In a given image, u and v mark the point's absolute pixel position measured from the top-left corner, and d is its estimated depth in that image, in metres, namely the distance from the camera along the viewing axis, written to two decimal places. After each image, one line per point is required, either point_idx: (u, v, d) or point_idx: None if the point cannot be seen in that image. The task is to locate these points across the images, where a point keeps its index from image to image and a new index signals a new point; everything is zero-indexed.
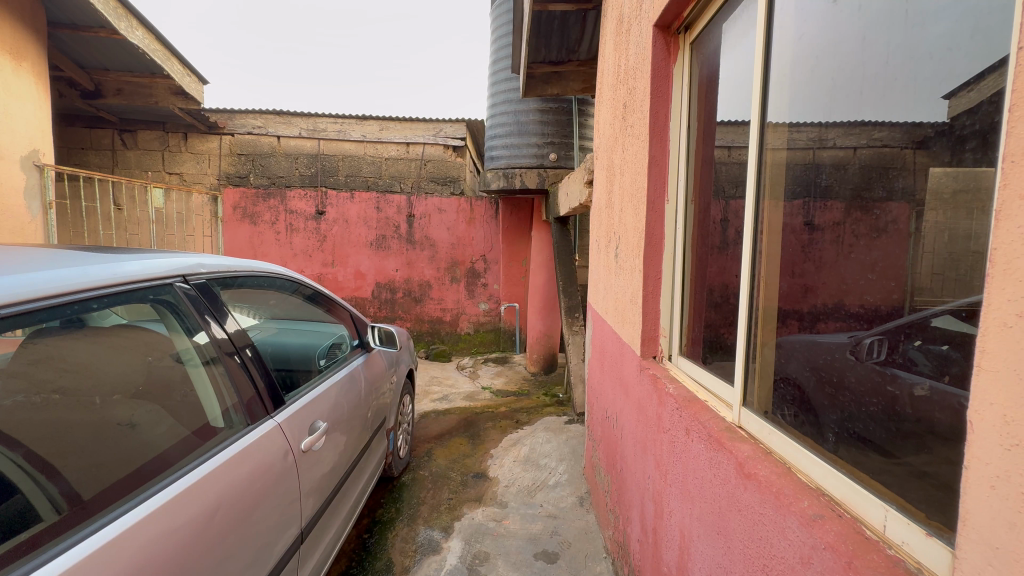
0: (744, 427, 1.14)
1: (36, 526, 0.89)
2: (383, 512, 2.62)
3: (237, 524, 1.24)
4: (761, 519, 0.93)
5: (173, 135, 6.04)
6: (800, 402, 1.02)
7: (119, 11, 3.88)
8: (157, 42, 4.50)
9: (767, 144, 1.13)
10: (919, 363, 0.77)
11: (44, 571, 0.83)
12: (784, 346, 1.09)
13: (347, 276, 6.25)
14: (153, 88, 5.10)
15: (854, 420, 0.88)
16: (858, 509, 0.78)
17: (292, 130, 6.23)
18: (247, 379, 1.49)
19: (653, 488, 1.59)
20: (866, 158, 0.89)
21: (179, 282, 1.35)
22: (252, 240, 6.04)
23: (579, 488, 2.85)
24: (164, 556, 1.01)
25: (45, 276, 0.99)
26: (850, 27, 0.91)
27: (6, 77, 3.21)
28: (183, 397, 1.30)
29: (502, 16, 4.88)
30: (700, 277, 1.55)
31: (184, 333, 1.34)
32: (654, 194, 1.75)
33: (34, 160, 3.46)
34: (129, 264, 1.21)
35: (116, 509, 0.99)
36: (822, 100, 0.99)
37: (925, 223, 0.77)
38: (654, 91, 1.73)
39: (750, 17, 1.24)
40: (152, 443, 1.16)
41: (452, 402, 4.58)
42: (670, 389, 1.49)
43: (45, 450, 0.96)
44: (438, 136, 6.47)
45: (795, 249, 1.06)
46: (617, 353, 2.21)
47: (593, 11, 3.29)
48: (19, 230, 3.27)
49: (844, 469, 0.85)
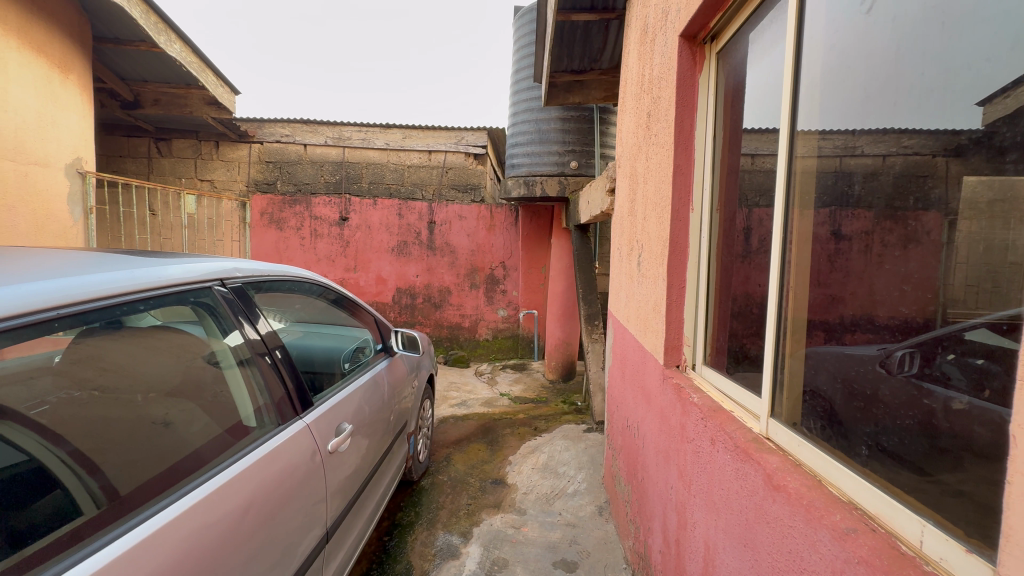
0: (772, 438, 1.13)
1: (77, 520, 0.92)
2: (402, 516, 2.64)
3: (265, 523, 1.27)
4: (790, 531, 0.92)
5: (204, 143, 6.24)
6: (828, 415, 1.00)
7: (160, 26, 4.04)
8: (193, 55, 4.69)
9: (796, 153, 1.12)
10: (954, 377, 0.76)
11: (78, 570, 0.85)
12: (812, 357, 1.07)
13: (369, 281, 6.37)
14: (189, 99, 5.28)
15: (887, 433, 0.86)
16: (892, 524, 0.77)
17: (318, 138, 6.44)
18: (278, 379, 1.54)
19: (676, 498, 1.58)
20: (897, 166, 0.88)
21: (217, 286, 1.41)
22: (277, 245, 6.19)
23: (598, 497, 2.84)
24: (196, 553, 1.04)
25: (97, 279, 1.06)
26: (882, 35, 0.90)
27: (53, 89, 3.39)
28: (215, 395, 1.33)
29: (524, 27, 4.96)
30: (725, 286, 1.54)
31: (220, 334, 1.39)
32: (678, 202, 1.74)
33: (76, 168, 3.61)
34: (170, 269, 1.27)
35: (148, 509, 1.02)
36: (851, 108, 0.98)
37: (959, 233, 0.76)
38: (678, 101, 1.73)
39: (777, 28, 1.25)
40: (186, 442, 1.19)
41: (469, 408, 4.60)
42: (693, 398, 1.48)
43: (86, 447, 1.00)
44: (459, 145, 6.50)
45: (822, 259, 1.06)
46: (639, 363, 2.20)
47: (615, 21, 3.32)
48: (61, 234, 3.42)
49: (877, 483, 0.83)
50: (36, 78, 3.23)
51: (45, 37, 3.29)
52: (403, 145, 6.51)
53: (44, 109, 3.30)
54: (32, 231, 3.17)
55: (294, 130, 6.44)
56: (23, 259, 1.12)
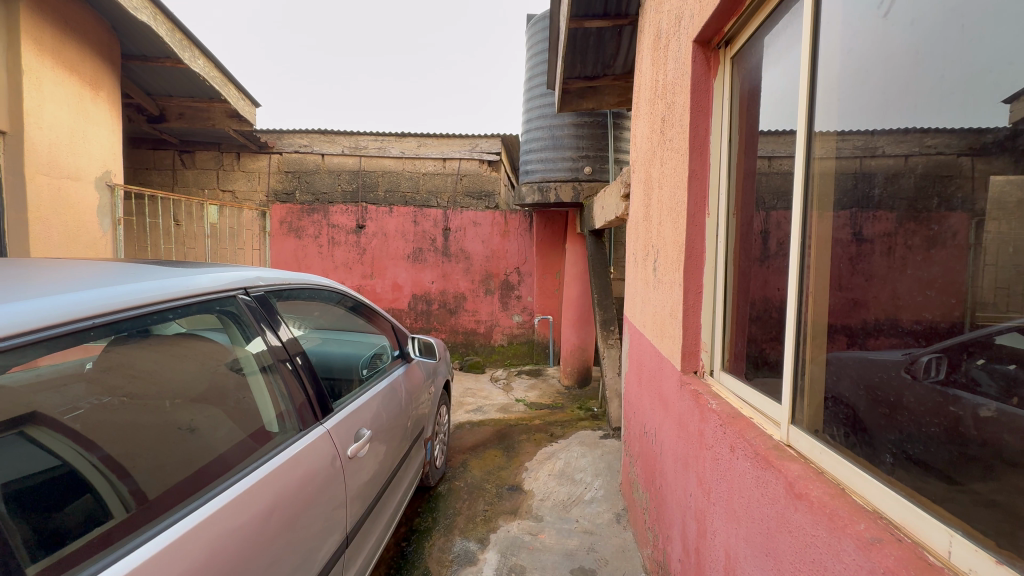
0: (794, 446, 1.11)
1: (107, 523, 0.95)
2: (420, 521, 2.66)
3: (288, 526, 1.30)
4: (813, 540, 0.91)
5: (226, 154, 6.40)
6: (852, 422, 0.97)
7: (185, 42, 4.15)
8: (216, 69, 4.81)
9: (813, 155, 1.12)
10: (984, 383, 0.75)
11: (111, 570, 0.88)
12: (833, 363, 1.05)
13: (386, 288, 6.44)
14: (211, 112, 5.44)
15: (913, 441, 0.84)
16: (919, 534, 0.76)
17: (335, 148, 6.51)
18: (299, 385, 1.57)
19: (695, 506, 1.56)
20: (918, 165, 0.86)
21: (241, 294, 1.46)
22: (296, 253, 6.33)
23: (615, 504, 2.81)
24: (223, 556, 1.07)
25: (128, 289, 1.10)
26: (899, 37, 0.89)
27: (85, 106, 3.53)
28: (238, 401, 1.36)
29: (537, 34, 4.99)
30: (742, 291, 1.52)
31: (244, 341, 1.44)
32: (694, 207, 1.73)
33: (106, 181, 3.74)
34: (198, 279, 1.32)
35: (176, 513, 1.05)
36: (868, 109, 0.97)
37: (987, 235, 0.75)
38: (693, 106, 1.73)
39: (792, 32, 1.25)
40: (210, 448, 1.22)
41: (485, 414, 4.62)
42: (712, 405, 1.46)
43: (116, 452, 1.03)
44: (473, 152, 6.54)
45: (843, 263, 1.04)
46: (656, 369, 2.18)
47: (628, 26, 3.32)
48: (92, 245, 3.55)
49: (904, 492, 0.81)
50: (68, 96, 3.36)
51: (77, 58, 3.43)
52: (418, 153, 6.58)
53: (76, 125, 3.43)
54: (64, 241, 3.29)
55: (312, 141, 6.52)
56: (57, 270, 1.17)
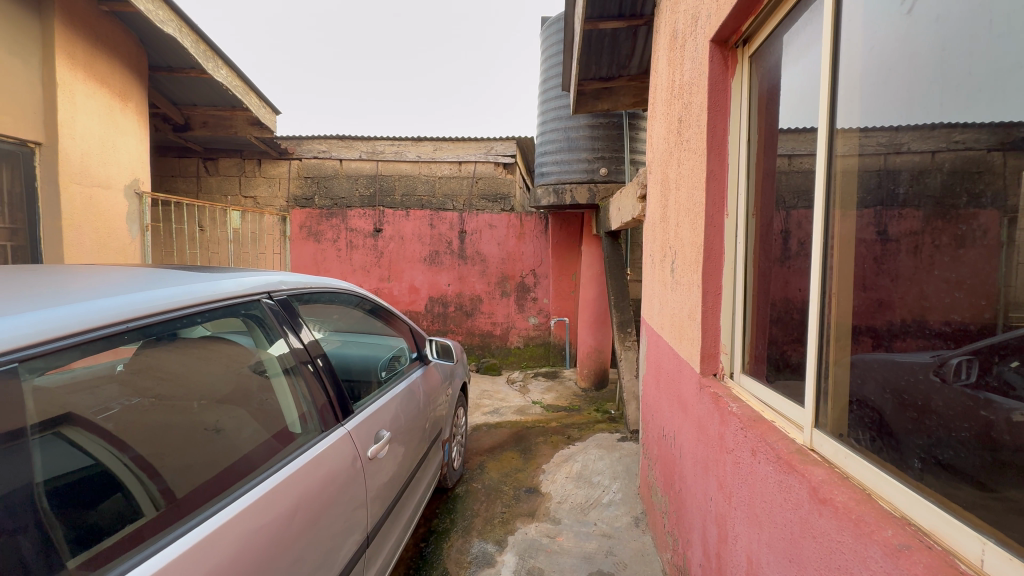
0: (817, 450, 1.09)
1: (139, 520, 0.98)
2: (438, 523, 2.67)
3: (311, 526, 1.32)
4: (838, 547, 0.90)
5: (248, 161, 6.55)
6: (878, 425, 0.95)
7: (208, 53, 4.24)
8: (238, 78, 4.92)
9: (836, 152, 1.10)
10: (1018, 387, 0.72)
11: (142, 567, 0.91)
12: (858, 365, 1.03)
13: (402, 290, 6.51)
14: (233, 120, 5.52)
15: (942, 446, 0.82)
16: (949, 540, 0.74)
17: (353, 153, 6.60)
18: (320, 387, 1.60)
19: (715, 510, 1.54)
20: (946, 161, 0.84)
21: (265, 298, 1.49)
22: (316, 257, 6.46)
23: (634, 508, 2.79)
24: (248, 554, 1.10)
25: (156, 294, 1.14)
26: (925, 33, 0.87)
27: (114, 117, 3.65)
28: (262, 402, 1.40)
29: (552, 36, 4.99)
30: (763, 293, 1.50)
31: (267, 344, 1.47)
32: (712, 208, 1.71)
33: (134, 189, 3.86)
34: (223, 283, 1.36)
35: (203, 512, 1.07)
36: (892, 105, 0.95)
37: (1020, 232, 0.72)
38: (711, 106, 1.71)
39: (812, 29, 1.23)
40: (236, 447, 1.26)
41: (502, 416, 4.63)
42: (732, 408, 1.44)
43: (147, 451, 1.07)
44: (489, 154, 6.57)
45: (867, 262, 1.02)
46: (674, 371, 2.16)
47: (644, 27, 3.30)
48: (121, 251, 3.66)
49: (932, 497, 0.80)
50: (99, 107, 3.49)
51: (108, 70, 3.55)
52: (434, 157, 6.57)
53: (106, 135, 3.55)
54: (95, 248, 3.41)
55: (331, 146, 6.62)
56: (88, 276, 1.22)
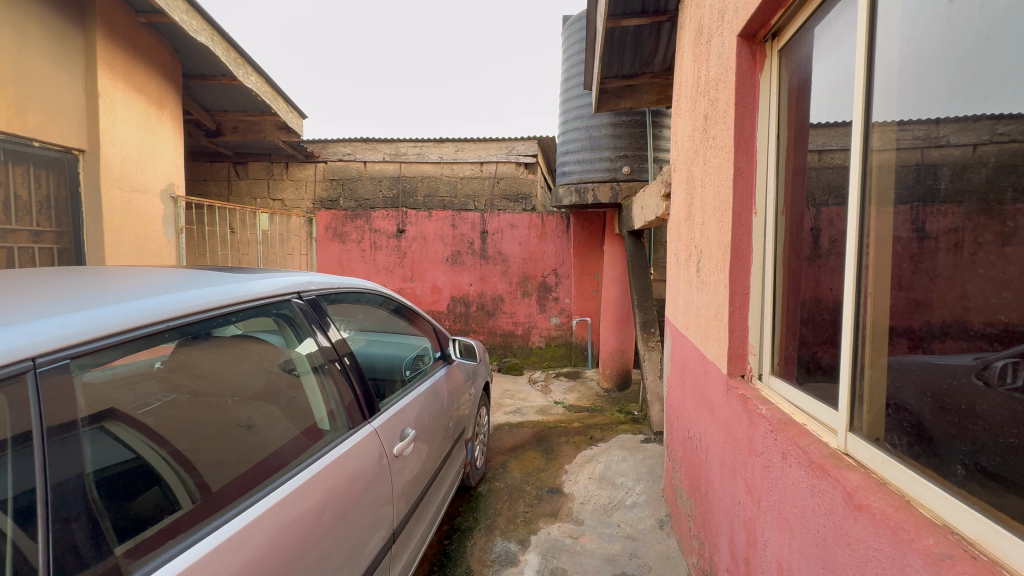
0: (852, 455, 1.05)
1: (176, 512, 1.02)
2: (461, 520, 2.69)
3: (338, 522, 1.35)
4: (875, 554, 0.87)
5: (276, 164, 6.72)
6: (918, 431, 0.91)
7: (238, 60, 4.35)
8: (267, 85, 5.05)
9: (870, 146, 1.03)
10: None
11: (172, 563, 0.93)
12: (895, 367, 0.98)
13: (425, 290, 6.58)
14: (262, 125, 5.69)
15: (986, 452, 0.81)
16: (996, 551, 0.70)
17: (377, 155, 6.71)
18: (348, 384, 1.64)
19: (743, 514, 1.51)
20: (990, 154, 0.83)
21: (295, 298, 1.53)
22: (341, 257, 6.59)
23: (658, 510, 2.75)
24: (278, 548, 1.12)
25: (190, 296, 1.17)
26: (968, 24, 0.84)
27: (151, 123, 3.80)
28: (291, 400, 1.44)
29: (574, 35, 4.96)
30: (793, 292, 1.47)
31: (297, 342, 1.51)
32: (740, 205, 1.67)
33: (170, 193, 4.01)
34: (253, 284, 1.39)
35: (232, 509, 1.09)
36: (934, 97, 0.91)
37: None
38: (738, 103, 1.67)
39: (846, 20, 1.19)
40: (268, 443, 1.29)
41: (524, 415, 4.63)
42: (761, 410, 1.41)
43: (183, 446, 1.11)
44: (510, 155, 6.59)
45: (905, 260, 0.98)
46: (700, 372, 2.13)
47: (667, 23, 3.26)
48: (157, 253, 3.80)
49: (977, 506, 0.76)
50: (137, 115, 3.64)
51: (145, 79, 3.71)
52: (456, 158, 6.66)
53: (143, 141, 3.70)
54: (134, 250, 3.55)
55: (355, 149, 6.75)
56: (125, 278, 1.26)
